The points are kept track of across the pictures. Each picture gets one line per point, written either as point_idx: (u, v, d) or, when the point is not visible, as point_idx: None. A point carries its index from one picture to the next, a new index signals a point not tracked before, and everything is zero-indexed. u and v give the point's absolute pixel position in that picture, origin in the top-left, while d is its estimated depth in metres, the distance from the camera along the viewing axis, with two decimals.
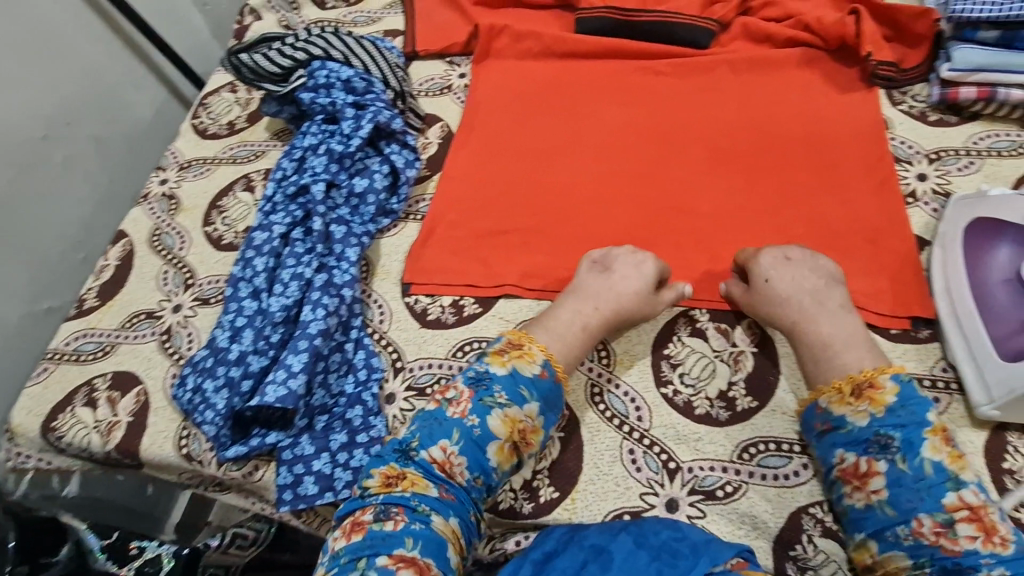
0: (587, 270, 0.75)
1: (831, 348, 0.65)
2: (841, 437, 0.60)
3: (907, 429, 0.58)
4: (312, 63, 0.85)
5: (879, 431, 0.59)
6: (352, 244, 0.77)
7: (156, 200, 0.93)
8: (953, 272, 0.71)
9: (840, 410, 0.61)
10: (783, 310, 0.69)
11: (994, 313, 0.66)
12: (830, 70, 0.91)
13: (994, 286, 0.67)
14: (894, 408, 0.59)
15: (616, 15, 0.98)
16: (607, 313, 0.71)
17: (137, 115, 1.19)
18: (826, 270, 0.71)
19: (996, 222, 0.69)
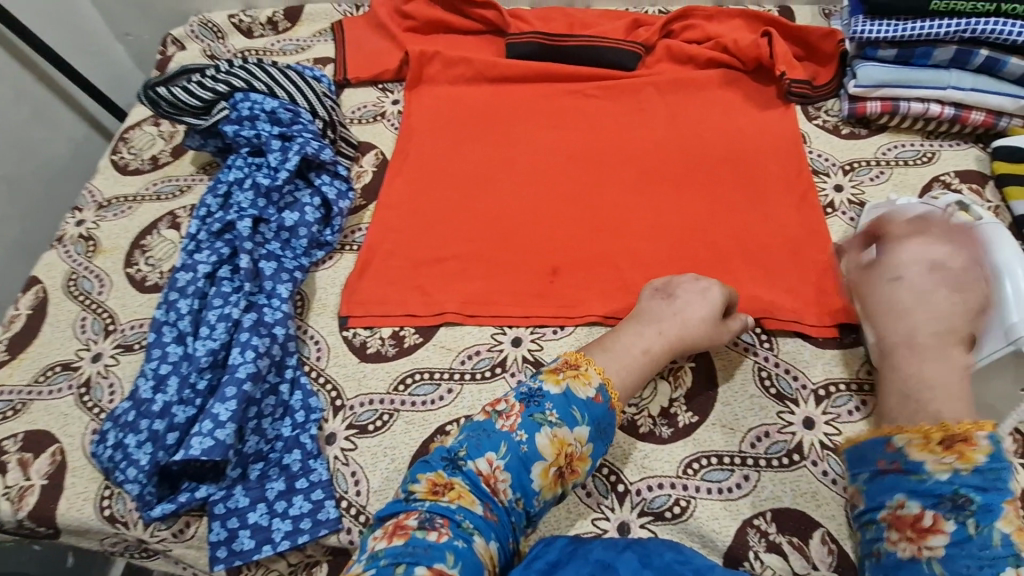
0: (650, 294, 0.74)
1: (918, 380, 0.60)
2: (906, 481, 0.54)
3: (990, 494, 0.51)
4: (234, 95, 0.82)
5: (959, 490, 0.51)
6: (283, 281, 0.75)
7: (72, 242, 0.87)
8: None
9: (919, 455, 0.54)
10: (891, 318, 0.63)
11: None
12: (749, 89, 0.96)
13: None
14: (983, 469, 0.51)
15: (544, 40, 1.00)
16: (673, 337, 0.70)
17: (52, 151, 1.12)
18: (969, 295, 0.61)
19: None
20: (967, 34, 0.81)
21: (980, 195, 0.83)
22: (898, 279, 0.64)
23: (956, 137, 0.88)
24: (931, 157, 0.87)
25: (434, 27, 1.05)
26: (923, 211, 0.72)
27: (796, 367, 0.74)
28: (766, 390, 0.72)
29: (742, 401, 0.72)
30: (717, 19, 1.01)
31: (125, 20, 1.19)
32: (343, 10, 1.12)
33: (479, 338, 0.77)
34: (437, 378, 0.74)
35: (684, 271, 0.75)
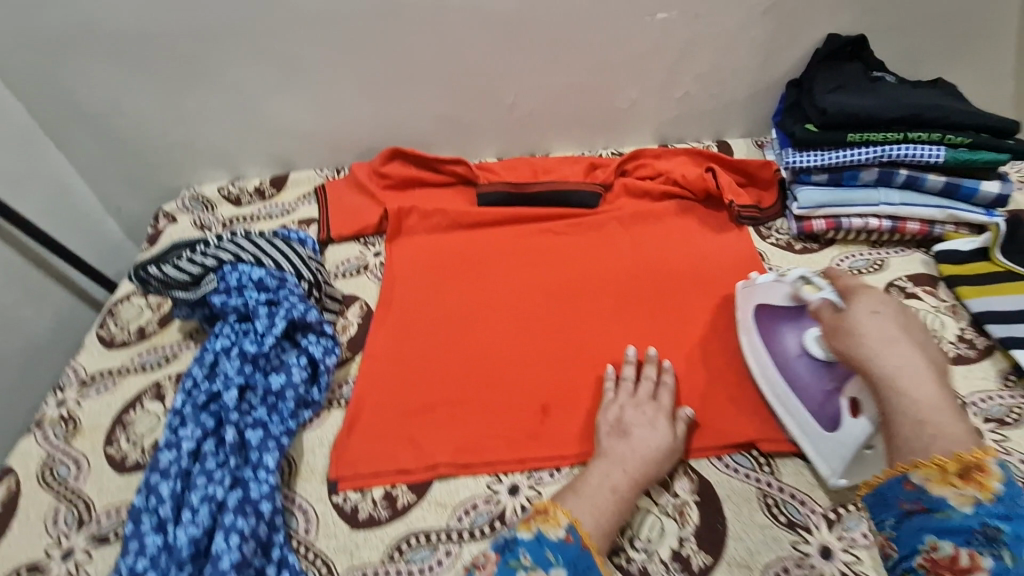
0: (606, 432, 0.76)
1: (923, 406, 0.60)
2: (939, 521, 0.55)
3: (1016, 522, 0.53)
4: (222, 267, 0.86)
5: (986, 521, 0.54)
6: (269, 449, 0.73)
7: (51, 425, 0.85)
8: (761, 359, 0.81)
9: (941, 491, 0.56)
10: (879, 347, 0.64)
11: (804, 389, 0.75)
12: (703, 216, 1.04)
13: (795, 364, 0.77)
14: (1002, 497, 0.54)
15: (510, 187, 1.09)
16: (636, 474, 0.71)
17: (37, 328, 1.13)
18: (915, 333, 0.67)
19: (772, 309, 0.81)
20: (886, 157, 0.91)
21: (934, 295, 0.89)
22: (876, 314, 0.67)
23: (897, 243, 0.96)
24: (881, 264, 0.94)
25: (410, 183, 1.14)
26: (780, 287, 0.80)
27: (802, 491, 0.73)
28: (777, 520, 0.70)
29: (754, 534, 0.69)
30: (665, 156, 1.11)
31: (118, 197, 1.27)
32: (325, 174, 1.22)
33: (474, 489, 0.75)
34: (433, 540, 0.70)
35: (631, 402, 0.78)
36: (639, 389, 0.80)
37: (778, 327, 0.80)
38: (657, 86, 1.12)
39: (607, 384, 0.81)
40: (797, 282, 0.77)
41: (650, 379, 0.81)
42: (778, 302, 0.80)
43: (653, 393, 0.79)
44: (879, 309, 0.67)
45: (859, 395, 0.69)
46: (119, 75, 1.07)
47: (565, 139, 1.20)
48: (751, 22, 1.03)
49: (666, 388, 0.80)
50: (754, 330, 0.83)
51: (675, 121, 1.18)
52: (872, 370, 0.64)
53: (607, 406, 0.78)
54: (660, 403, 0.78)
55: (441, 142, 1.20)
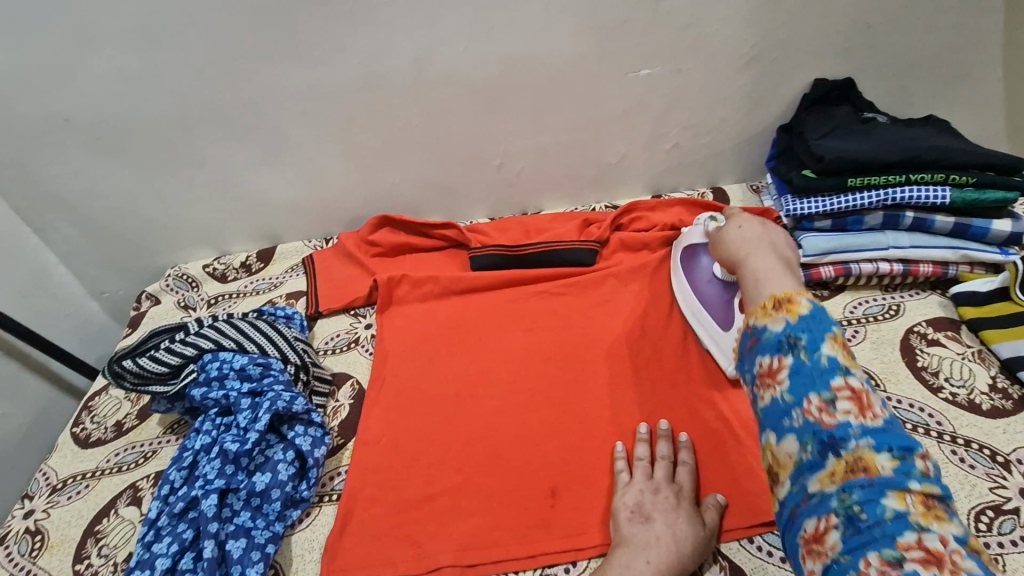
0: (625, 518, 0.69)
1: (761, 273, 0.69)
2: (762, 345, 0.60)
3: (813, 331, 0.57)
4: (203, 356, 0.81)
5: (790, 333, 0.58)
6: (253, 562, 0.66)
7: (16, 540, 0.78)
8: (681, 283, 0.94)
9: (762, 322, 0.61)
10: (741, 244, 0.76)
11: (709, 301, 0.89)
12: None
13: (707, 285, 0.89)
14: (805, 316, 0.58)
15: (504, 250, 1.05)
16: (662, 565, 0.63)
17: (13, 425, 1.07)
18: (775, 237, 0.76)
19: (692, 247, 0.94)
20: (889, 201, 0.89)
21: (958, 341, 0.84)
22: (741, 226, 0.78)
23: (909, 286, 0.92)
24: (896, 309, 0.90)
25: (399, 249, 1.11)
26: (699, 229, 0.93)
27: None
28: None
29: None
30: (660, 208, 1.09)
31: (101, 281, 1.24)
32: (313, 244, 1.19)
33: None
34: None
35: (648, 486, 0.72)
36: (655, 470, 0.74)
37: (696, 255, 0.93)
38: (645, 140, 1.10)
39: (619, 465, 0.76)
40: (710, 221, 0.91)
41: (665, 459, 0.75)
42: (696, 241, 0.93)
43: (670, 473, 0.74)
44: (744, 222, 0.79)
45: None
46: (98, 161, 1.06)
47: (556, 196, 1.18)
48: (734, 73, 1.03)
49: (685, 469, 0.74)
50: (677, 265, 0.96)
51: (666, 172, 1.16)
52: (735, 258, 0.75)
53: (623, 492, 0.72)
54: (680, 485, 0.72)
55: (430, 206, 1.17)
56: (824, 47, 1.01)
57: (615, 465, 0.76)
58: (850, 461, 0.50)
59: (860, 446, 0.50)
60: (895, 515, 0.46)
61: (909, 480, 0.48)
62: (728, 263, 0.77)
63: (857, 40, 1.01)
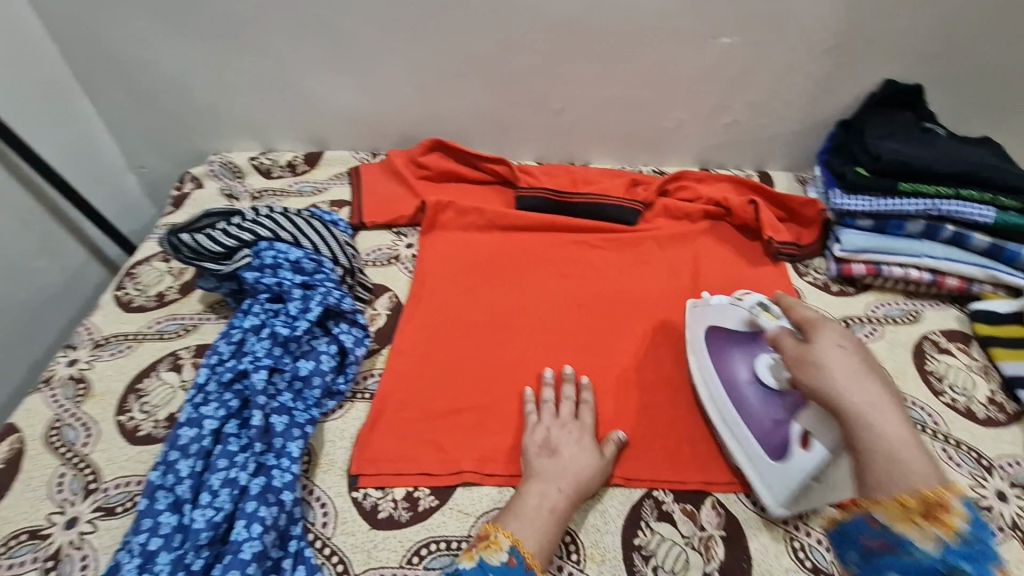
0: (534, 454, 0.74)
1: (895, 447, 0.56)
2: (902, 561, 0.52)
3: (978, 562, 0.50)
4: (258, 243, 0.83)
5: (948, 561, 0.50)
6: (294, 438, 0.71)
7: (60, 384, 0.82)
8: (708, 375, 0.81)
9: (903, 529, 0.53)
10: (848, 385, 0.59)
11: (754, 418, 0.75)
12: (741, 247, 1.03)
13: (744, 389, 0.76)
14: (966, 534, 0.51)
15: (551, 195, 1.07)
16: (571, 491, 0.70)
17: (47, 281, 1.08)
18: (876, 361, 0.63)
19: (724, 332, 0.81)
20: (935, 212, 0.91)
21: (967, 354, 0.89)
22: (842, 348, 0.62)
23: (932, 296, 0.96)
24: (916, 315, 0.94)
25: (447, 177, 1.12)
26: (734, 313, 0.79)
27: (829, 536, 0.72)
28: (803, 565, 0.70)
29: None
30: (707, 181, 1.10)
31: (143, 155, 1.23)
32: (361, 157, 1.19)
33: (498, 501, 0.73)
34: (455, 548, 0.69)
35: (556, 423, 0.77)
36: (561, 410, 0.79)
37: (730, 351, 0.80)
38: (707, 110, 1.10)
39: (528, 407, 0.80)
40: (755, 307, 0.75)
41: (570, 400, 0.81)
42: (731, 327, 0.80)
43: (574, 413, 0.80)
44: (844, 344, 0.62)
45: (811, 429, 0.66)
46: (160, 29, 1.03)
47: (607, 152, 1.19)
48: (811, 58, 1.02)
49: (587, 407, 0.80)
50: (702, 347, 0.83)
51: (719, 147, 1.17)
52: (842, 407, 0.59)
53: (533, 429, 0.77)
54: (583, 421, 0.79)
55: (481, 139, 1.18)
56: (904, 48, 1.01)
57: (524, 408, 0.81)
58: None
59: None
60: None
61: None
62: (824, 403, 0.61)
63: (938, 46, 1.01)
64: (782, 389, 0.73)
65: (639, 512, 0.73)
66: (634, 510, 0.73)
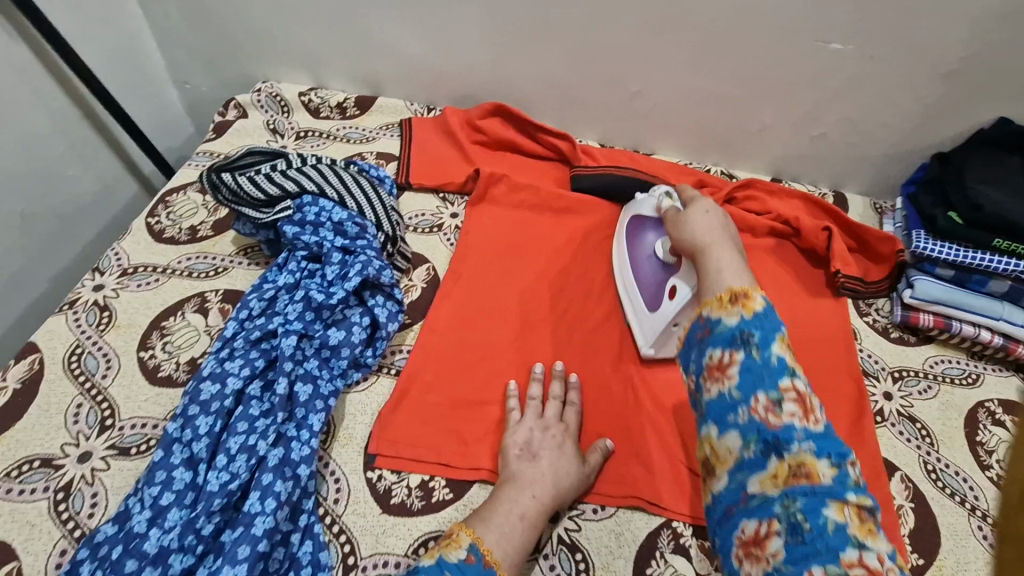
0: (514, 457, 0.70)
1: (724, 265, 0.70)
2: (714, 338, 0.64)
3: (765, 330, 0.62)
4: (302, 197, 0.79)
5: (744, 329, 0.62)
6: (317, 410, 0.69)
7: (84, 309, 0.80)
8: (623, 248, 0.92)
9: (718, 314, 0.65)
10: (703, 231, 0.75)
11: (643, 280, 0.86)
12: (805, 275, 0.96)
13: (645, 262, 0.87)
14: (760, 313, 0.63)
15: (614, 176, 0.99)
16: (546, 499, 0.66)
17: (78, 190, 1.05)
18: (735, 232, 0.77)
19: (641, 219, 0.90)
20: None
21: None
22: (707, 210, 0.77)
23: (996, 361, 0.90)
24: (976, 378, 0.88)
25: (504, 146, 1.05)
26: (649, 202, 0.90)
27: None
28: None
29: None
30: (778, 195, 1.03)
31: (187, 70, 1.17)
32: (414, 109, 1.12)
33: None
34: None
35: (538, 425, 0.74)
36: (545, 410, 0.76)
37: (643, 231, 0.89)
38: (794, 119, 1.01)
39: (512, 403, 0.76)
40: (662, 196, 0.88)
41: (556, 399, 0.77)
42: (647, 214, 0.90)
43: (559, 415, 0.76)
44: (710, 207, 0.78)
45: (676, 282, 0.79)
46: None
47: (675, 145, 1.10)
48: (926, 81, 0.92)
49: (573, 409, 0.77)
50: (622, 231, 0.93)
51: (796, 159, 1.08)
52: (696, 246, 0.74)
53: (514, 430, 0.73)
54: (567, 424, 0.75)
55: (544, 111, 1.10)
56: None
57: (507, 402, 0.77)
58: (793, 464, 0.54)
59: (803, 451, 0.55)
60: (836, 528, 0.50)
61: (847, 491, 0.52)
62: (686, 246, 0.76)
63: None
64: (668, 260, 0.83)
65: (655, 541, 0.70)
66: (650, 538, 0.71)
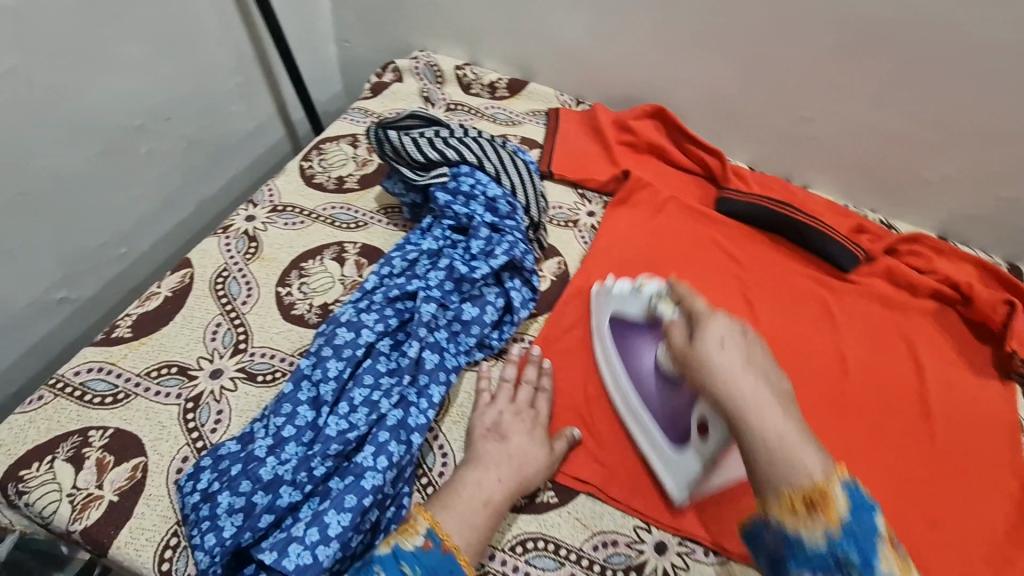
0: (480, 435, 0.66)
1: (780, 439, 0.51)
2: (797, 557, 0.49)
3: (865, 552, 0.46)
4: (460, 166, 0.79)
5: (839, 551, 0.47)
6: (439, 381, 0.68)
7: (235, 236, 0.83)
8: (613, 365, 0.74)
9: (794, 529, 0.49)
10: (733, 378, 0.55)
11: (655, 407, 0.70)
12: (966, 349, 0.86)
13: (645, 378, 0.71)
14: (849, 525, 0.47)
15: (769, 203, 0.93)
16: (512, 484, 0.62)
17: (237, 126, 1.10)
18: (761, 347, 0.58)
19: (627, 322, 0.74)
20: None
21: None
22: (723, 342, 0.57)
23: None
24: None
25: (651, 151, 1.02)
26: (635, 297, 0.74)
27: None
28: None
29: None
30: (947, 257, 0.93)
31: (351, 29, 1.21)
32: (563, 100, 1.10)
33: (618, 525, 0.66)
34: (559, 554, 0.63)
35: (509, 408, 0.69)
36: (518, 394, 0.70)
37: (634, 346, 0.73)
38: (981, 175, 0.91)
39: (482, 385, 0.71)
40: (653, 297, 0.71)
41: (529, 384, 0.72)
42: (632, 315, 0.74)
43: (530, 401, 0.71)
44: (725, 336, 0.58)
45: (707, 418, 0.63)
46: None
47: (836, 180, 1.02)
48: None
49: (544, 397, 0.72)
50: (607, 339, 0.76)
51: (973, 220, 0.96)
52: (726, 410, 0.54)
53: (482, 410, 0.68)
54: (538, 412, 0.70)
55: (700, 122, 1.04)
56: None
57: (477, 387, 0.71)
58: None
59: None
60: None
61: None
62: (713, 403, 0.56)
63: None
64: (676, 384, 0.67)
65: None
66: None
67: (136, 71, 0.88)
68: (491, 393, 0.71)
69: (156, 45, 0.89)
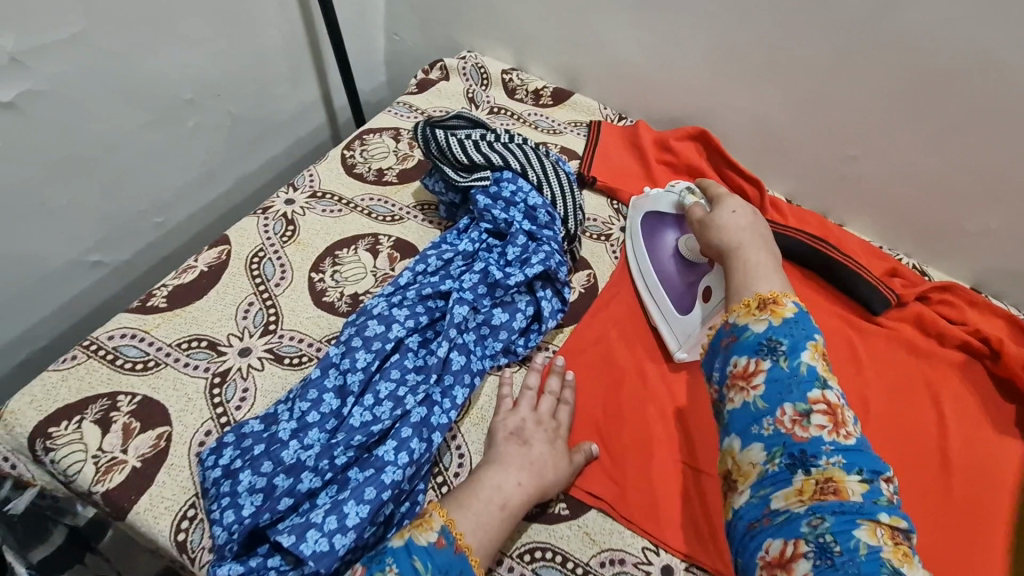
0: (502, 438, 0.66)
1: (753, 267, 0.67)
2: (740, 347, 0.60)
3: (794, 339, 0.58)
4: (502, 171, 0.80)
5: (770, 337, 0.58)
6: (463, 383, 0.69)
7: (274, 218, 0.85)
8: (640, 249, 0.87)
9: (744, 320, 0.61)
10: (733, 232, 0.72)
11: (669, 280, 0.82)
12: (991, 405, 0.85)
13: (665, 260, 0.84)
14: (789, 321, 0.59)
15: (811, 240, 0.92)
16: (530, 489, 0.62)
17: (282, 108, 1.11)
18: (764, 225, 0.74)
19: (659, 215, 0.86)
20: None
21: None
22: (733, 211, 0.74)
23: None
24: None
25: (689, 172, 1.02)
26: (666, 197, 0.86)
27: None
28: None
29: None
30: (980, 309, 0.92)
31: (402, 23, 1.23)
32: (605, 114, 1.10)
33: (627, 544, 0.66)
34: (567, 567, 0.63)
35: (532, 416, 0.69)
36: (540, 404, 0.71)
37: (663, 227, 0.86)
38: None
39: (506, 392, 0.71)
40: (683, 192, 0.83)
41: (551, 394, 0.72)
42: (664, 209, 0.86)
43: (552, 412, 0.71)
44: (735, 207, 0.75)
45: (712, 284, 0.77)
46: None
47: (872, 221, 1.01)
48: None
49: (566, 408, 0.72)
50: (637, 230, 0.89)
51: (1010, 276, 0.95)
52: (723, 246, 0.72)
53: (505, 415, 0.69)
54: (558, 423, 0.70)
55: (741, 149, 1.04)
56: None
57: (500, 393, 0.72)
58: (820, 479, 0.51)
59: (831, 466, 0.51)
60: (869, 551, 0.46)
61: (879, 510, 0.49)
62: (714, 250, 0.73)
63: None
64: (692, 259, 0.81)
65: None
66: None
67: (192, 46, 0.89)
68: (513, 398, 0.71)
69: (214, 22, 0.91)
